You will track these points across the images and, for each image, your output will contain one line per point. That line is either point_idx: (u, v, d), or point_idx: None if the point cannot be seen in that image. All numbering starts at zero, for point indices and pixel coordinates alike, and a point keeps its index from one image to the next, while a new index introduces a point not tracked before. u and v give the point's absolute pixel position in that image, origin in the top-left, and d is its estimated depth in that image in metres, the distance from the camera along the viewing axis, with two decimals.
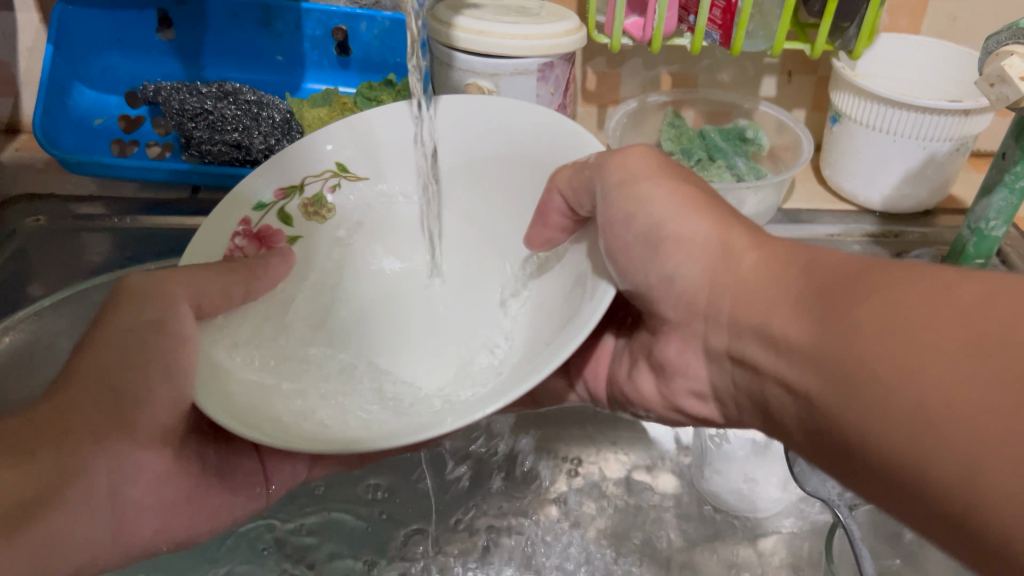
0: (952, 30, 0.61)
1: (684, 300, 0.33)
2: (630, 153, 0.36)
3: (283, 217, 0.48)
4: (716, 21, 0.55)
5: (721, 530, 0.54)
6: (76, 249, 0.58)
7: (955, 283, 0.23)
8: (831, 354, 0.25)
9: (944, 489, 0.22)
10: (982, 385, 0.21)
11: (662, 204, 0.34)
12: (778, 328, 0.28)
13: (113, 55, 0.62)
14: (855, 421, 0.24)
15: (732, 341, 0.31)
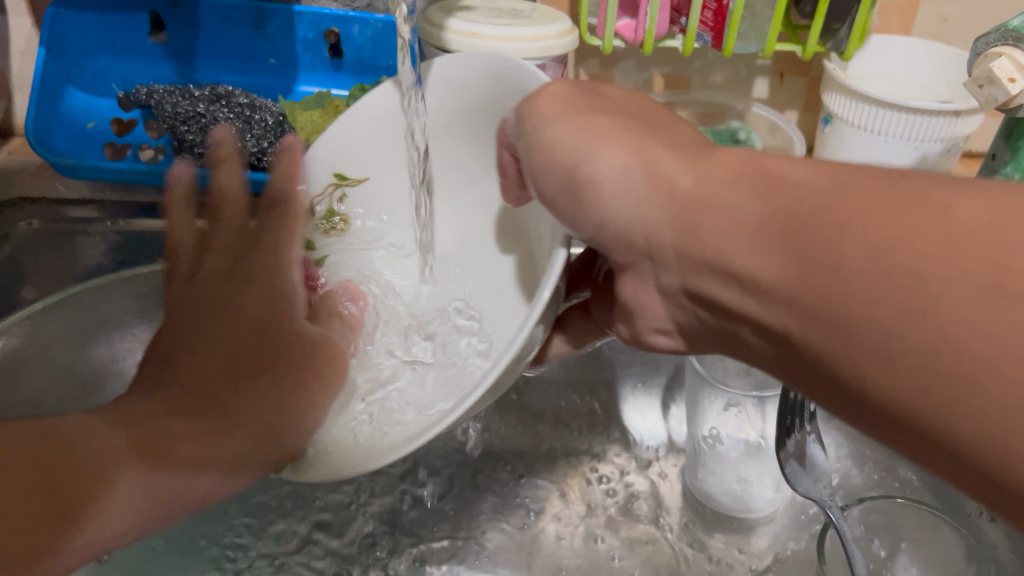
0: (943, 31, 0.61)
1: (623, 241, 0.30)
2: (540, 94, 0.33)
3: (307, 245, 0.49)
4: (708, 23, 0.55)
5: (715, 528, 0.54)
6: (69, 253, 0.59)
7: (952, 205, 0.22)
8: (819, 292, 0.23)
9: (970, 444, 0.21)
10: (1008, 337, 0.20)
11: (573, 141, 0.31)
12: (741, 267, 0.26)
13: (105, 58, 0.62)
14: (855, 362, 0.23)
15: (686, 277, 0.28)
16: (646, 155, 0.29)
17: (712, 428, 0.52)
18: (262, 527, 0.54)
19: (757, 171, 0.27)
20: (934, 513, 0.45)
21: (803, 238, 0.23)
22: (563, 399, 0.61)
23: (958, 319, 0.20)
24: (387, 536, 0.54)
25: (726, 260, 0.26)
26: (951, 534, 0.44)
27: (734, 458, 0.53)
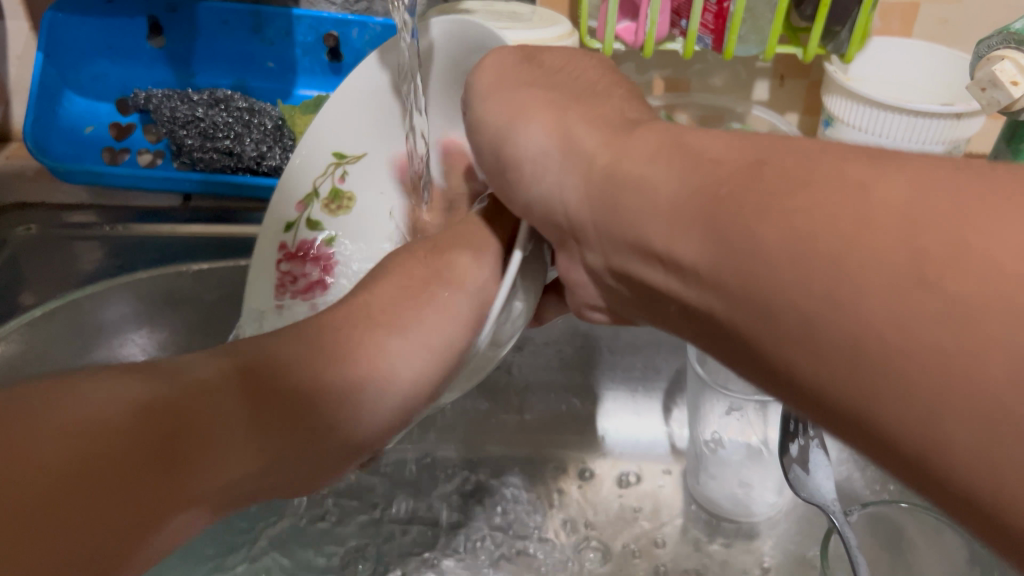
0: (943, 34, 0.61)
1: (547, 220, 0.31)
2: (478, 72, 0.35)
3: (312, 225, 0.52)
4: (708, 26, 0.55)
5: (717, 533, 0.54)
6: (67, 259, 0.58)
7: (870, 183, 0.20)
8: (739, 276, 0.22)
9: (898, 437, 0.19)
10: (926, 322, 0.18)
11: (499, 115, 0.32)
12: (660, 245, 0.25)
13: (103, 63, 0.62)
14: (778, 343, 0.21)
15: (612, 255, 0.29)
16: (564, 126, 0.30)
17: (714, 432, 0.52)
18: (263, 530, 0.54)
19: (675, 146, 0.26)
20: (936, 517, 0.45)
21: (716, 208, 0.23)
22: (564, 403, 0.61)
23: (876, 302, 0.19)
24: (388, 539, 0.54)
25: (647, 239, 0.26)
26: (953, 538, 0.44)
27: (735, 462, 0.52)
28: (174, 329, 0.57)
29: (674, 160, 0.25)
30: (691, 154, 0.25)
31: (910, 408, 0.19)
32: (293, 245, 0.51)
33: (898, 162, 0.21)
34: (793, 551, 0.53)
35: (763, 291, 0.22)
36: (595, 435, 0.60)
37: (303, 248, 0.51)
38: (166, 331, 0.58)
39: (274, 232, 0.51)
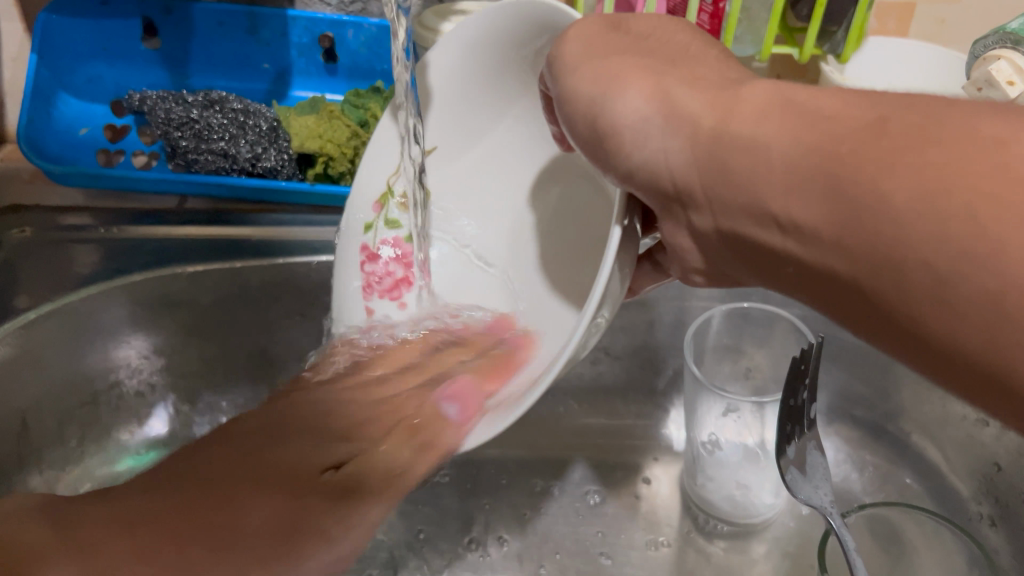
0: (940, 33, 0.61)
1: (651, 189, 0.31)
2: (564, 42, 0.34)
3: (391, 223, 0.52)
4: (705, 26, 0.55)
5: (714, 534, 0.54)
6: (63, 260, 0.57)
7: (1011, 141, 0.22)
8: (870, 241, 0.24)
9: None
10: None
11: (586, 83, 0.32)
12: (780, 210, 0.27)
13: (99, 65, 0.62)
14: (906, 295, 0.23)
15: (719, 219, 0.30)
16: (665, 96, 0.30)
17: (711, 434, 0.52)
18: None
19: (785, 103, 0.27)
20: (935, 519, 0.44)
21: (836, 166, 0.24)
22: (562, 405, 0.61)
23: (1012, 265, 0.21)
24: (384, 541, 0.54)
25: (762, 200, 0.27)
26: (952, 540, 0.44)
27: (732, 464, 0.52)
28: (170, 330, 0.57)
29: (786, 117, 0.27)
30: (803, 110, 0.27)
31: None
32: (373, 245, 0.52)
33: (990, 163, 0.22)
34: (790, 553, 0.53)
35: (885, 238, 0.23)
36: (594, 439, 0.60)
37: (385, 246, 0.52)
38: (161, 335, 0.57)
39: (355, 235, 0.52)
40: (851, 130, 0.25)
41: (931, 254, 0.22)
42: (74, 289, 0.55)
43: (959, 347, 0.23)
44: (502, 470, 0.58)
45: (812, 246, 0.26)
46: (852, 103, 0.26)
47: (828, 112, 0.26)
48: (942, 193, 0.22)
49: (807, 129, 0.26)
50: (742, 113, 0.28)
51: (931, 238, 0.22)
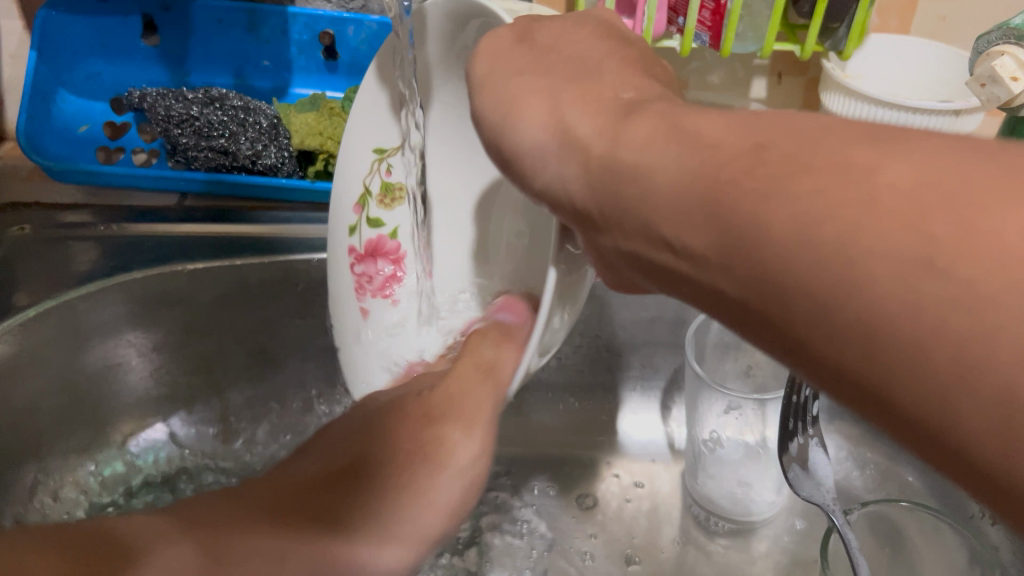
0: (941, 30, 0.61)
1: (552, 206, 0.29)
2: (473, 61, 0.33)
3: (374, 224, 0.51)
4: (705, 23, 0.55)
5: (715, 533, 0.54)
6: (61, 257, 0.57)
7: (876, 165, 0.19)
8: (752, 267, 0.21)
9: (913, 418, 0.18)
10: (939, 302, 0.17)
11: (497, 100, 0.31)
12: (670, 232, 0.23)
13: (97, 62, 0.61)
14: (793, 323, 0.20)
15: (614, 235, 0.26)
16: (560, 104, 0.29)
17: (713, 431, 0.51)
18: None
19: (673, 130, 0.25)
20: (936, 516, 0.44)
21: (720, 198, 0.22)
22: (563, 403, 0.61)
23: (886, 291, 0.18)
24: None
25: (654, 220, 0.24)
26: (953, 537, 0.44)
27: (734, 461, 0.52)
28: (169, 328, 0.57)
29: (673, 143, 0.24)
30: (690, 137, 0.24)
31: (909, 367, 0.18)
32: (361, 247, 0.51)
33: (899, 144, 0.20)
34: (790, 553, 0.53)
35: (767, 263, 0.20)
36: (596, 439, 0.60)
37: (370, 247, 0.51)
38: (159, 332, 0.57)
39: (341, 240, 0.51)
40: (733, 150, 0.22)
41: (813, 280, 0.19)
42: (71, 288, 0.54)
43: (840, 373, 0.19)
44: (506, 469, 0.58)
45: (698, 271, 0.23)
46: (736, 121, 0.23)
47: (709, 137, 0.23)
48: (824, 217, 0.19)
49: (691, 158, 0.23)
50: (628, 140, 0.25)
51: (809, 265, 0.19)
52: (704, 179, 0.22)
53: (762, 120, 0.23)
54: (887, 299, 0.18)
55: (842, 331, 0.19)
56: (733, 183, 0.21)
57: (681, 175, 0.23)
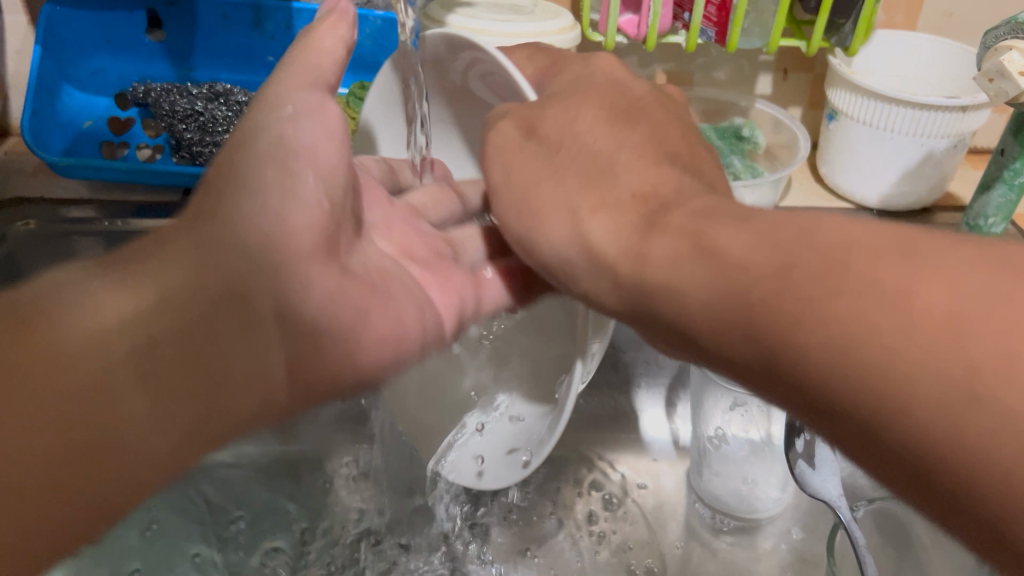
0: (948, 27, 0.61)
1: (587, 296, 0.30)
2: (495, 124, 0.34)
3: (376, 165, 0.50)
4: (711, 18, 0.55)
5: (721, 530, 0.53)
6: (71, 249, 0.58)
7: (912, 292, 0.20)
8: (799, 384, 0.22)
9: (968, 520, 0.20)
10: (990, 430, 0.19)
11: None
12: (706, 333, 0.25)
13: (102, 58, 0.61)
14: (846, 429, 0.22)
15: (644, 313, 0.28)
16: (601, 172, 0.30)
17: (717, 428, 0.52)
18: (258, 525, 0.54)
19: (698, 241, 0.25)
20: None
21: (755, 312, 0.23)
22: None
23: (928, 404, 0.20)
24: (384, 534, 0.54)
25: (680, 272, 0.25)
26: None
27: (740, 459, 0.52)
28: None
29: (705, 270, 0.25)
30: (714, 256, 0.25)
31: (961, 481, 0.19)
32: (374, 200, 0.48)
33: (929, 261, 0.21)
34: (798, 551, 0.53)
35: (810, 381, 0.22)
36: (599, 434, 0.60)
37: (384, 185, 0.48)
38: None
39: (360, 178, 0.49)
40: (760, 262, 0.23)
41: (858, 399, 0.21)
42: None
43: (898, 471, 0.21)
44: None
45: (745, 375, 0.25)
46: (759, 228, 0.25)
47: (736, 257, 0.24)
48: (859, 343, 0.21)
49: (718, 272, 0.24)
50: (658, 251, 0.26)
51: (854, 387, 0.21)
52: (737, 293, 0.24)
53: (783, 237, 0.24)
54: (924, 425, 0.20)
55: (895, 447, 0.21)
56: (766, 303, 0.23)
57: (712, 297, 0.24)
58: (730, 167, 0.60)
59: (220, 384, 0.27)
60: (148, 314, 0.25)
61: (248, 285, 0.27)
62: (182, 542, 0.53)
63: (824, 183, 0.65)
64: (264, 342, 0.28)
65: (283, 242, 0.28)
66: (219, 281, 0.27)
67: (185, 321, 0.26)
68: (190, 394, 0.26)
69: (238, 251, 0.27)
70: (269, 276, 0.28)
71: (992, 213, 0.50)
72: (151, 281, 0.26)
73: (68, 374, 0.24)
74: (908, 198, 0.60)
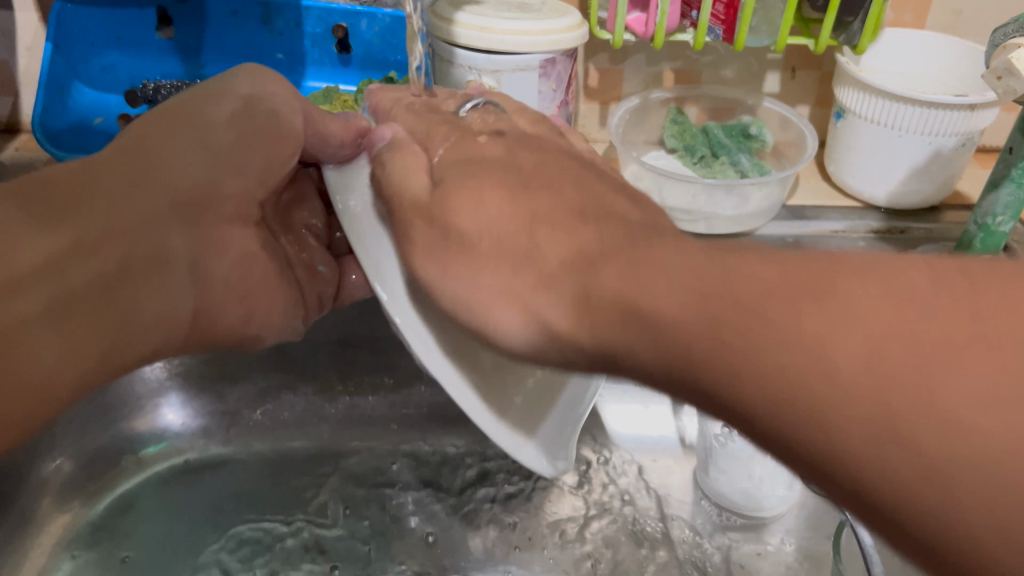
0: (956, 25, 0.61)
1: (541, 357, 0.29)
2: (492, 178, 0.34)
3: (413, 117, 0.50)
4: (719, 16, 0.55)
5: (727, 526, 0.53)
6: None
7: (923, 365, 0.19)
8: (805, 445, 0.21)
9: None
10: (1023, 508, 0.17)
11: None
12: None
13: (113, 54, 0.62)
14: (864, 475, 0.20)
15: None
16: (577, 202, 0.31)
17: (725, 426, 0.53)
18: (267, 520, 0.53)
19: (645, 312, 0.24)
20: None
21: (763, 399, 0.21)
22: None
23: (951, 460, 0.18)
24: (393, 524, 0.53)
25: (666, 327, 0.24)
26: None
27: None
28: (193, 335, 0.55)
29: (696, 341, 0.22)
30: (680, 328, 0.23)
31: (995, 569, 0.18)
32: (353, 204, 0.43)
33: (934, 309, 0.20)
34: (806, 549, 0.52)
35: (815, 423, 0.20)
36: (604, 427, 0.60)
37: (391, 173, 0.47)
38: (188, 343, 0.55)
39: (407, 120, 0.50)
40: (689, 321, 0.23)
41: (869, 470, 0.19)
42: None
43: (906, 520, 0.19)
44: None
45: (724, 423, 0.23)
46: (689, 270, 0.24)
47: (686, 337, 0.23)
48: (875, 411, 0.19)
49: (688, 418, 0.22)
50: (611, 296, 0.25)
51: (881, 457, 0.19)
52: (674, 349, 0.23)
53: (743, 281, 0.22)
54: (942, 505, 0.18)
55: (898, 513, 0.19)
56: (708, 359, 0.22)
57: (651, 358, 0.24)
58: (739, 166, 0.60)
59: (125, 318, 0.33)
60: (67, 256, 0.31)
61: (158, 233, 0.35)
62: (187, 535, 0.52)
63: (832, 182, 0.66)
64: (165, 287, 0.35)
65: (209, 194, 0.37)
66: (138, 232, 0.34)
67: (102, 266, 0.32)
68: (106, 321, 0.32)
69: (158, 198, 0.35)
70: (184, 223, 0.36)
71: (999, 211, 0.50)
72: (73, 227, 0.31)
73: (10, 307, 0.29)
74: (915, 197, 0.60)
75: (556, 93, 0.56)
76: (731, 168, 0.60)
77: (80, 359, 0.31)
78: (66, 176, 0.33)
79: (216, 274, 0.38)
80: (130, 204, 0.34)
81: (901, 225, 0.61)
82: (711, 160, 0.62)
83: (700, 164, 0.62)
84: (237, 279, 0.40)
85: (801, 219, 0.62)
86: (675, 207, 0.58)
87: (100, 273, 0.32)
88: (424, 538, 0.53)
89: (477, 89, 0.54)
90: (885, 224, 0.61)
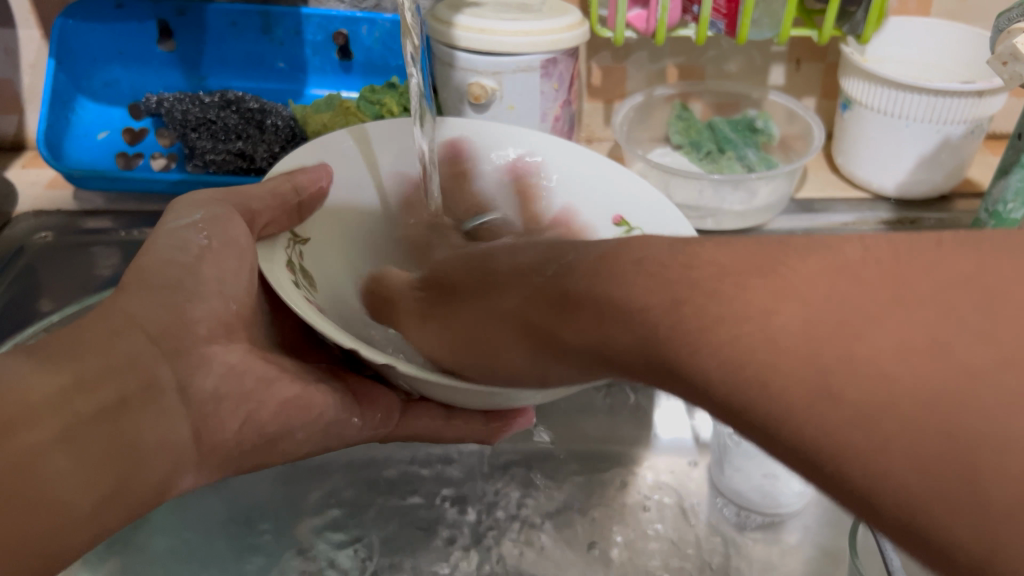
0: (962, 11, 0.60)
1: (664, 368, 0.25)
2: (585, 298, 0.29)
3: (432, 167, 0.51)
4: (721, 11, 0.55)
5: (746, 527, 0.52)
6: (16, 301, 0.54)
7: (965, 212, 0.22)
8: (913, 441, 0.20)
9: None
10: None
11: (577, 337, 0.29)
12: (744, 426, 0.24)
13: (115, 69, 0.62)
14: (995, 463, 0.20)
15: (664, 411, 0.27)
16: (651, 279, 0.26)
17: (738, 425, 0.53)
18: (283, 530, 0.53)
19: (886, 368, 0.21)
20: None
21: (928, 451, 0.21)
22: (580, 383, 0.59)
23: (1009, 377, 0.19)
24: (435, 504, 0.54)
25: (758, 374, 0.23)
26: None
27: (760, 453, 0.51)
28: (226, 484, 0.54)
29: None
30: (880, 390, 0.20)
31: None
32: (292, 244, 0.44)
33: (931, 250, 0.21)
34: (823, 543, 0.51)
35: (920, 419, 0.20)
36: (629, 429, 0.58)
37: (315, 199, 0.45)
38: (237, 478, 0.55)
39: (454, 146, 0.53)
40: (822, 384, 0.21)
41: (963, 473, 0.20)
42: (66, 227, 0.58)
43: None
44: (550, 461, 0.57)
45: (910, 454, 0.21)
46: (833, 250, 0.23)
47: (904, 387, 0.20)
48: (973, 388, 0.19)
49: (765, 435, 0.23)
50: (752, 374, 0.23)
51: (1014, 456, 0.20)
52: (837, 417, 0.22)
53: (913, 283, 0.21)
54: None
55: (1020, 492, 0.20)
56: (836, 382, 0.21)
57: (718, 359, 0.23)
58: (745, 160, 0.60)
59: (131, 447, 0.31)
60: (60, 392, 0.30)
61: (148, 362, 0.33)
62: (201, 547, 0.51)
63: (839, 175, 0.65)
64: (157, 417, 0.33)
65: (181, 335, 0.35)
66: (123, 368, 0.32)
67: (102, 399, 0.31)
68: (106, 448, 0.30)
69: (136, 338, 0.33)
70: (164, 360, 0.34)
71: (1010, 197, 0.50)
72: (71, 368, 0.31)
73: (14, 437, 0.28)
74: (924, 186, 0.59)
75: (558, 93, 0.56)
76: (738, 162, 0.60)
77: (157, 465, 0.32)
78: (95, 326, 0.33)
79: (204, 393, 0.35)
80: (103, 348, 0.32)
81: (911, 215, 0.60)
82: (718, 155, 0.61)
83: (707, 159, 0.61)
84: (253, 413, 0.37)
85: (810, 212, 0.61)
86: (681, 205, 0.58)
87: (94, 410, 0.30)
88: (471, 523, 0.53)
89: (479, 92, 0.54)
90: (895, 215, 0.60)
